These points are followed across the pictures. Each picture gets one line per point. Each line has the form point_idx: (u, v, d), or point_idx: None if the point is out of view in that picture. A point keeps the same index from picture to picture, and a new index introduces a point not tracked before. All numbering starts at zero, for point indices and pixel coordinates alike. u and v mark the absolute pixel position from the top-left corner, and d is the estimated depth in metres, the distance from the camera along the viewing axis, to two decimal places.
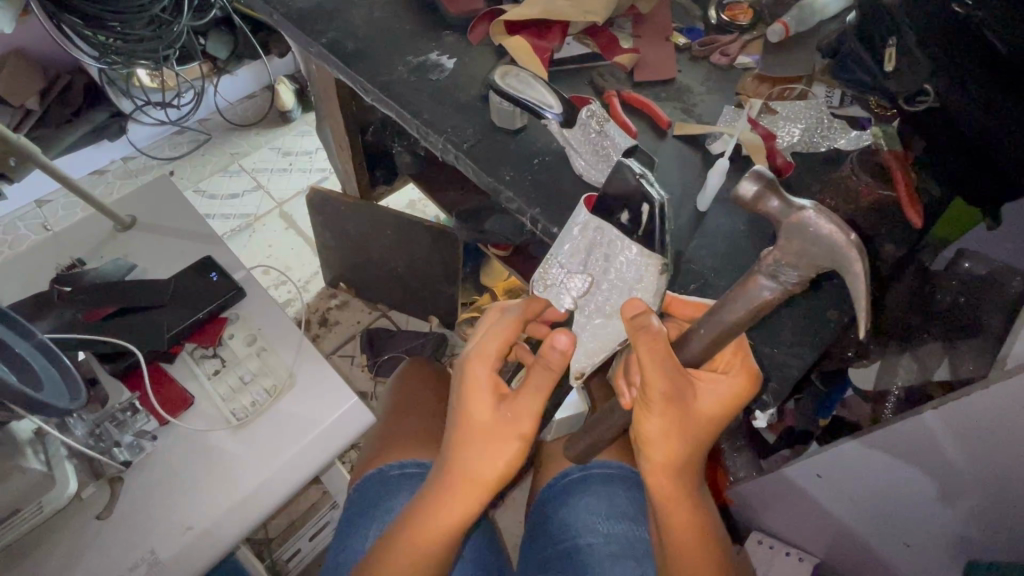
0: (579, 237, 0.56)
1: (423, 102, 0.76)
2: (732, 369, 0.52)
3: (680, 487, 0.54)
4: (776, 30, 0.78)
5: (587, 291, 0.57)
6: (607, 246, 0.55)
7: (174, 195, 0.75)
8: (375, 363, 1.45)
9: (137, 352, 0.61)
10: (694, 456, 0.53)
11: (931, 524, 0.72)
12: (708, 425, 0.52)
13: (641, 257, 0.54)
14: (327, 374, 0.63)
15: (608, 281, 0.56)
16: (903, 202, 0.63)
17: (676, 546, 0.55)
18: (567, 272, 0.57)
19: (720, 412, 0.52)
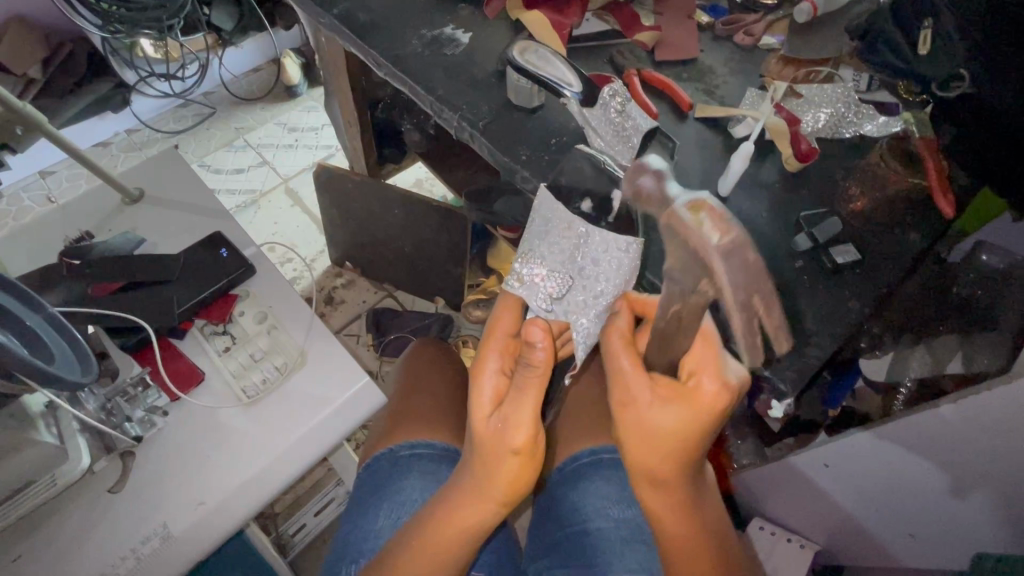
0: (560, 237, 0.57)
1: (438, 77, 0.74)
2: (699, 374, 0.46)
3: (674, 508, 0.50)
4: (803, 9, 0.75)
5: (585, 288, 0.57)
6: (592, 238, 0.56)
7: (183, 168, 0.74)
8: (382, 341, 1.45)
9: (147, 326, 0.60)
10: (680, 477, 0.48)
11: (939, 515, 0.72)
12: (686, 442, 0.46)
13: (625, 239, 0.55)
14: (340, 352, 0.62)
15: (597, 277, 0.57)
16: (933, 188, 0.62)
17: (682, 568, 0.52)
18: (555, 278, 0.57)
19: (695, 431, 0.46)
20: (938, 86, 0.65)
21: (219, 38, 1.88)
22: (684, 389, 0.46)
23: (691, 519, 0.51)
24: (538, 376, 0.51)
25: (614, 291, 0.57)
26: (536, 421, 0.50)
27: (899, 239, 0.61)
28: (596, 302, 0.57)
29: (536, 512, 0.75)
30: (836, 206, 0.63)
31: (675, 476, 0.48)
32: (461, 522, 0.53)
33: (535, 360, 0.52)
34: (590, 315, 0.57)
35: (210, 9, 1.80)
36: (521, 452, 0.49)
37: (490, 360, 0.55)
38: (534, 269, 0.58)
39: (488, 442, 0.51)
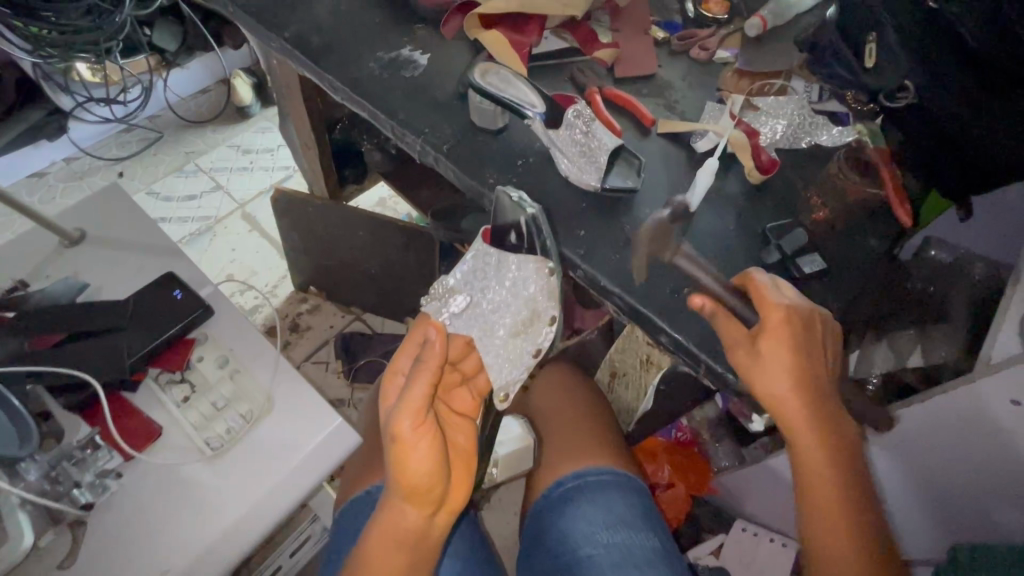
0: (473, 261, 0.63)
1: (398, 100, 0.72)
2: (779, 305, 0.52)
3: (821, 442, 0.53)
4: (754, 23, 0.78)
5: (488, 309, 0.62)
6: (500, 263, 0.62)
7: (126, 204, 0.69)
8: (352, 368, 1.41)
9: (93, 382, 0.55)
10: (812, 408, 0.52)
11: (896, 508, 0.76)
12: (797, 361, 0.52)
13: (527, 265, 0.60)
14: (308, 394, 0.59)
15: (498, 297, 0.62)
16: (892, 200, 0.63)
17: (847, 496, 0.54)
18: (465, 299, 0.63)
19: (812, 345, 0.53)
20: (887, 98, 0.67)
21: (162, 59, 1.82)
22: (780, 315, 0.52)
23: (824, 449, 0.53)
24: (423, 367, 0.56)
25: (517, 310, 0.62)
26: (419, 409, 0.54)
27: (859, 246, 0.63)
28: (497, 319, 0.62)
29: (525, 536, 0.75)
30: (800, 216, 0.64)
31: (808, 406, 0.52)
32: (395, 526, 0.56)
33: (427, 355, 0.56)
34: (490, 330, 0.63)
35: (151, 29, 1.74)
36: (405, 435, 0.53)
37: (400, 363, 0.61)
38: (444, 289, 0.63)
39: (389, 434, 0.55)
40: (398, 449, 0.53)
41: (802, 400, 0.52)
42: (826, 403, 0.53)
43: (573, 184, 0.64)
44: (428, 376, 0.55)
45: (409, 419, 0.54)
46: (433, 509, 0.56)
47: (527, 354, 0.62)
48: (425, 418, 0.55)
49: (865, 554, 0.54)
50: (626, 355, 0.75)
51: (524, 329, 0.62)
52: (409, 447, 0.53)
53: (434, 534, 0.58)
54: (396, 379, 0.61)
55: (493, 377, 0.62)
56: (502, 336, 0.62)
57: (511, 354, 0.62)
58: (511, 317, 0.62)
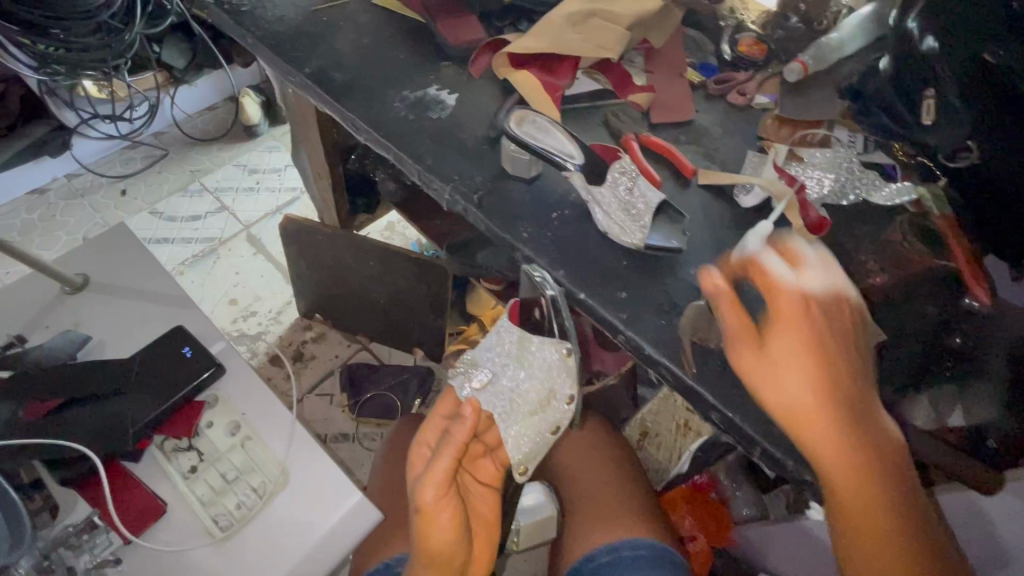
0: (493, 338, 0.60)
1: (425, 144, 0.69)
2: (780, 298, 0.47)
3: (852, 450, 0.44)
4: (794, 68, 0.73)
5: (508, 387, 0.59)
6: (522, 340, 0.59)
7: (134, 249, 0.65)
8: (357, 401, 1.36)
9: (92, 456, 0.50)
10: (835, 405, 0.44)
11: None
12: (810, 344, 0.45)
13: (547, 347, 0.58)
14: (325, 466, 0.54)
15: (517, 376, 0.59)
16: (967, 277, 0.59)
17: (892, 532, 0.44)
18: (487, 377, 0.60)
19: (828, 350, 0.45)
20: (947, 157, 0.65)
21: (171, 77, 1.77)
22: (776, 294, 0.47)
23: (859, 460, 0.44)
24: (450, 441, 0.55)
25: (537, 390, 0.59)
26: (442, 482, 0.53)
27: (919, 316, 0.59)
28: (517, 398, 0.59)
29: None
30: (852, 281, 0.60)
31: (829, 402, 0.44)
32: None
33: (456, 428, 0.56)
34: (511, 408, 0.59)
35: (160, 46, 1.71)
36: (428, 504, 0.52)
37: (426, 436, 0.61)
38: (462, 365, 0.61)
39: (412, 504, 0.54)
40: (420, 521, 0.53)
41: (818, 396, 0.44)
42: (857, 420, 0.44)
43: (613, 241, 0.60)
44: (453, 450, 0.54)
45: (433, 489, 0.53)
46: None
47: (547, 433, 0.60)
48: (448, 491, 0.54)
49: None
50: (661, 418, 0.85)
51: (543, 409, 0.59)
52: (432, 520, 0.52)
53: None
54: (422, 448, 0.60)
55: (512, 453, 0.59)
56: (520, 416, 0.59)
57: (529, 435, 0.59)
58: (529, 397, 0.59)
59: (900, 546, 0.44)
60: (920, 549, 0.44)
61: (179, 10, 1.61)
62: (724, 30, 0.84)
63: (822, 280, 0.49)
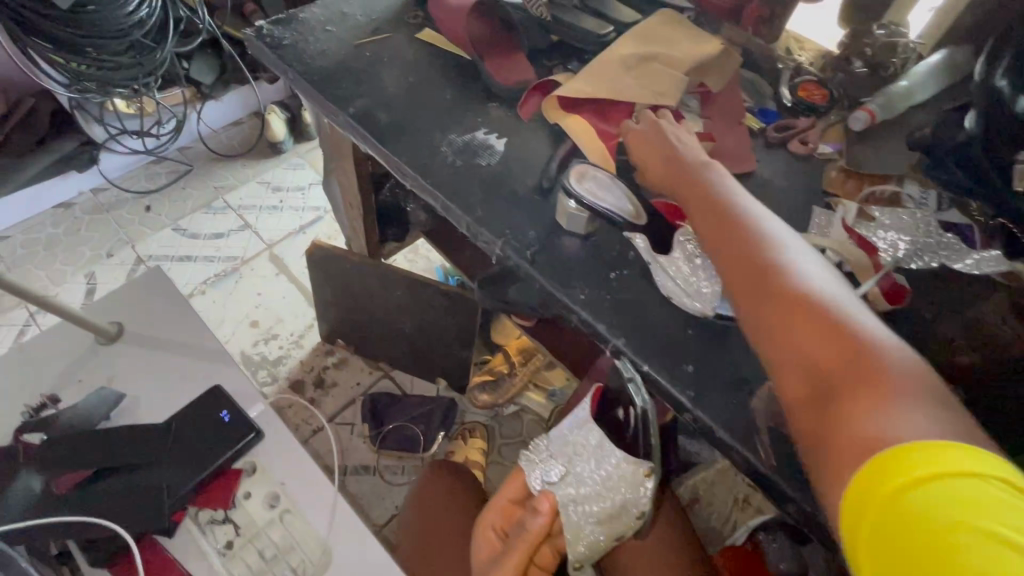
0: (577, 437, 0.62)
1: (474, 193, 0.66)
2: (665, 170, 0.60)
3: (742, 263, 0.49)
4: (860, 118, 0.71)
5: (583, 488, 0.59)
6: (606, 446, 0.60)
7: (172, 298, 0.62)
8: (379, 433, 1.33)
9: (126, 537, 0.47)
10: (714, 233, 0.52)
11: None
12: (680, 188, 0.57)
13: (627, 464, 0.59)
14: (370, 549, 0.50)
15: (591, 482, 0.59)
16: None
17: (801, 339, 0.44)
18: (562, 472, 0.61)
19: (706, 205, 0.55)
20: None
21: (198, 91, 1.78)
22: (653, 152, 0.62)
23: (748, 265, 0.49)
24: (527, 540, 0.56)
25: (608, 499, 0.59)
26: None
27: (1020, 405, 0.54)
28: (588, 500, 0.59)
29: None
30: (935, 357, 0.56)
31: (712, 231, 0.52)
32: None
33: (531, 527, 0.56)
34: (582, 510, 0.59)
35: (189, 62, 1.72)
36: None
37: (490, 517, 0.62)
38: (539, 455, 0.62)
39: None
40: None
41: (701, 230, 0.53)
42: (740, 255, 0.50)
43: (678, 307, 0.57)
44: (528, 549, 0.55)
45: None
46: None
47: (609, 542, 0.61)
48: None
49: (850, 372, 0.41)
50: (715, 488, 0.84)
51: (611, 520, 0.60)
52: None
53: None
54: (489, 531, 0.61)
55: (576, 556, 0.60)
56: (587, 519, 0.60)
57: (594, 538, 0.60)
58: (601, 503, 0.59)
59: (844, 364, 0.41)
60: (864, 370, 0.40)
61: (209, 28, 1.61)
62: (782, 73, 0.80)
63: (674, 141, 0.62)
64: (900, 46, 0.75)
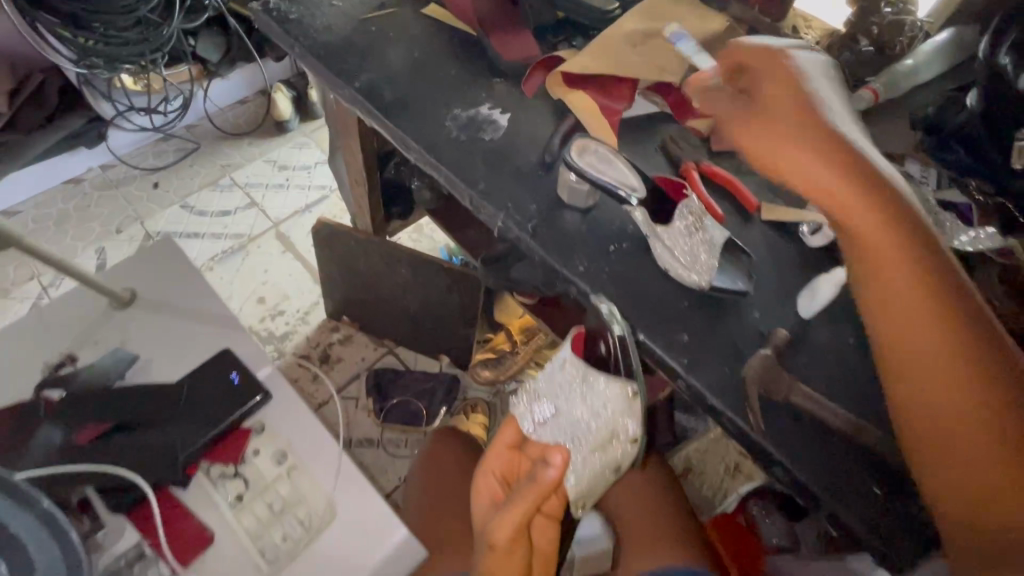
0: (562, 371, 0.57)
1: (477, 168, 0.67)
2: (806, 135, 0.52)
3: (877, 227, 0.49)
4: (865, 96, 0.70)
5: (574, 423, 0.56)
6: (589, 377, 0.55)
7: (183, 266, 0.64)
8: (384, 406, 1.36)
9: (144, 487, 0.49)
10: (843, 196, 0.49)
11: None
12: (794, 137, 0.52)
13: (613, 387, 0.54)
14: (373, 504, 0.53)
15: (578, 414, 0.56)
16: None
17: (917, 321, 0.47)
18: (553, 411, 0.57)
19: (864, 195, 0.49)
20: None
21: (205, 69, 1.78)
22: (723, 97, 0.59)
23: (882, 241, 0.49)
24: (535, 490, 0.52)
25: (600, 425, 0.55)
26: (518, 526, 0.52)
27: None
28: (580, 433, 0.56)
29: None
30: None
31: (842, 191, 0.49)
32: None
33: (541, 478, 0.53)
34: (577, 443, 0.56)
35: (195, 39, 1.72)
36: (500, 548, 0.52)
37: (492, 462, 0.59)
38: (528, 393, 0.58)
39: (484, 539, 0.54)
40: (489, 555, 0.53)
41: (825, 195, 0.50)
42: (902, 253, 0.48)
43: (674, 280, 0.58)
44: (535, 497, 0.52)
45: (507, 532, 0.52)
46: None
47: (608, 473, 0.57)
48: (521, 534, 0.53)
49: (961, 379, 0.45)
50: (707, 458, 0.91)
51: (604, 449, 0.56)
52: (512, 559, 0.52)
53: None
54: (491, 478, 0.59)
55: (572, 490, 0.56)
56: (583, 453, 0.56)
57: (592, 473, 0.56)
58: (592, 433, 0.55)
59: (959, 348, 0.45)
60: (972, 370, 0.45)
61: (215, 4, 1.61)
62: None
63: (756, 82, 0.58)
64: (907, 25, 0.75)
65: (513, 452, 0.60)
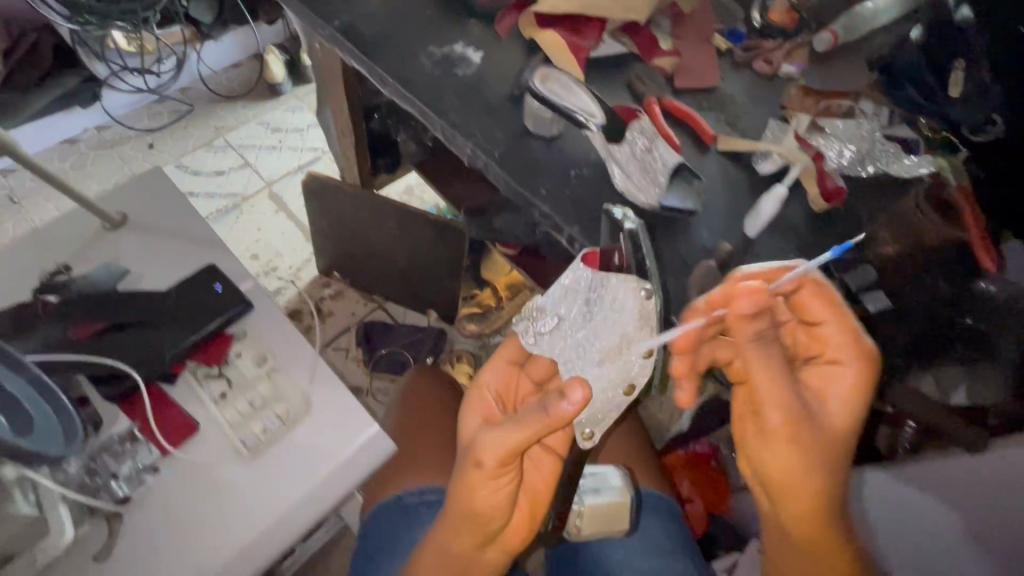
0: (566, 284, 0.53)
1: (449, 100, 0.70)
2: (822, 315, 0.52)
3: (810, 487, 0.50)
4: (823, 39, 0.75)
5: (580, 335, 0.54)
6: (597, 284, 0.53)
7: (168, 191, 0.68)
8: (373, 356, 1.42)
9: (135, 374, 0.55)
10: (814, 491, 0.50)
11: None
12: (792, 460, 0.49)
13: (626, 286, 0.52)
14: (346, 401, 0.58)
15: (582, 322, 0.54)
16: (978, 248, 0.64)
17: (795, 532, 0.53)
18: (557, 323, 0.54)
19: (821, 421, 0.49)
20: (970, 130, 0.69)
21: (198, 32, 1.81)
22: (758, 321, 0.47)
23: (807, 495, 0.50)
24: (545, 421, 0.49)
25: (609, 336, 0.53)
26: (511, 452, 0.50)
27: (927, 287, 0.63)
28: (588, 344, 0.54)
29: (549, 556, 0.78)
30: (864, 250, 0.61)
31: (803, 475, 0.49)
32: (441, 550, 0.56)
33: (551, 411, 0.49)
34: (583, 353, 0.54)
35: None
36: (487, 469, 0.51)
37: (490, 380, 0.61)
38: (528, 307, 0.54)
39: (468, 459, 0.53)
40: (472, 475, 0.52)
41: (791, 477, 0.50)
42: (816, 490, 0.50)
43: (627, 200, 0.62)
44: (542, 429, 0.49)
45: (497, 456, 0.50)
46: (484, 542, 0.55)
47: (618, 389, 0.54)
48: (512, 461, 0.51)
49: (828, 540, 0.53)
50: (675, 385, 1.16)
51: (615, 359, 0.54)
52: (498, 480, 0.52)
53: (481, 567, 0.57)
54: (487, 395, 0.60)
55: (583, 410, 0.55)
56: (594, 365, 0.54)
57: (604, 388, 0.55)
58: (601, 343, 0.54)
59: (816, 561, 0.54)
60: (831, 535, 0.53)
61: None
62: None
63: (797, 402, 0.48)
64: None
65: (513, 367, 0.61)
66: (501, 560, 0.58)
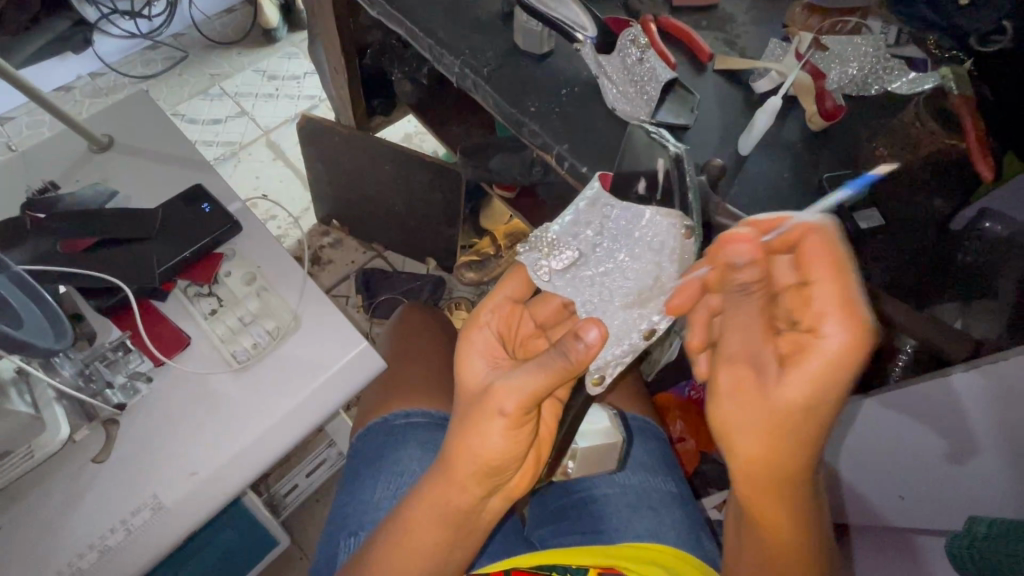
0: (591, 210, 0.52)
1: (437, 18, 0.68)
2: (817, 274, 0.42)
3: (761, 460, 0.47)
4: None
5: (602, 271, 0.53)
6: (628, 218, 0.51)
7: (153, 113, 0.67)
8: (373, 303, 1.42)
9: (124, 289, 0.56)
10: (758, 460, 0.48)
11: (960, 490, 0.73)
12: (745, 422, 0.47)
13: (660, 220, 0.51)
14: (336, 318, 0.58)
15: (601, 255, 0.53)
16: (973, 146, 0.61)
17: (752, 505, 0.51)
18: (577, 256, 0.52)
19: (789, 401, 0.44)
20: (978, 41, 0.67)
21: None
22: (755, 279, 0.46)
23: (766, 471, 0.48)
24: (567, 366, 0.48)
25: (633, 273, 0.53)
26: (530, 398, 0.48)
27: (921, 205, 0.64)
28: (610, 280, 0.53)
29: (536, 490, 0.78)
30: (861, 167, 0.60)
31: (760, 445, 0.47)
32: (442, 501, 0.53)
33: (574, 353, 0.48)
34: (606, 289, 0.54)
35: None
36: (508, 417, 0.49)
37: (488, 318, 0.59)
38: (546, 236, 0.53)
39: (479, 401, 0.51)
40: (505, 425, 0.49)
41: (743, 442, 0.48)
42: (768, 459, 0.47)
43: (618, 118, 0.60)
44: (563, 372, 0.48)
45: (517, 401, 0.48)
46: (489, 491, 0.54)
47: (636, 330, 0.54)
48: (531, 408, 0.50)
49: (785, 516, 0.50)
50: None
51: (642, 300, 0.54)
52: (516, 429, 0.50)
53: (482, 516, 0.55)
54: (489, 337, 0.58)
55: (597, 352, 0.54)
56: (615, 304, 0.54)
57: (627, 324, 0.54)
58: (624, 279, 0.53)
59: (776, 539, 0.51)
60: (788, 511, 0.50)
61: None
62: None
63: (773, 374, 0.45)
64: None
65: (512, 305, 0.59)
66: (503, 506, 0.57)
